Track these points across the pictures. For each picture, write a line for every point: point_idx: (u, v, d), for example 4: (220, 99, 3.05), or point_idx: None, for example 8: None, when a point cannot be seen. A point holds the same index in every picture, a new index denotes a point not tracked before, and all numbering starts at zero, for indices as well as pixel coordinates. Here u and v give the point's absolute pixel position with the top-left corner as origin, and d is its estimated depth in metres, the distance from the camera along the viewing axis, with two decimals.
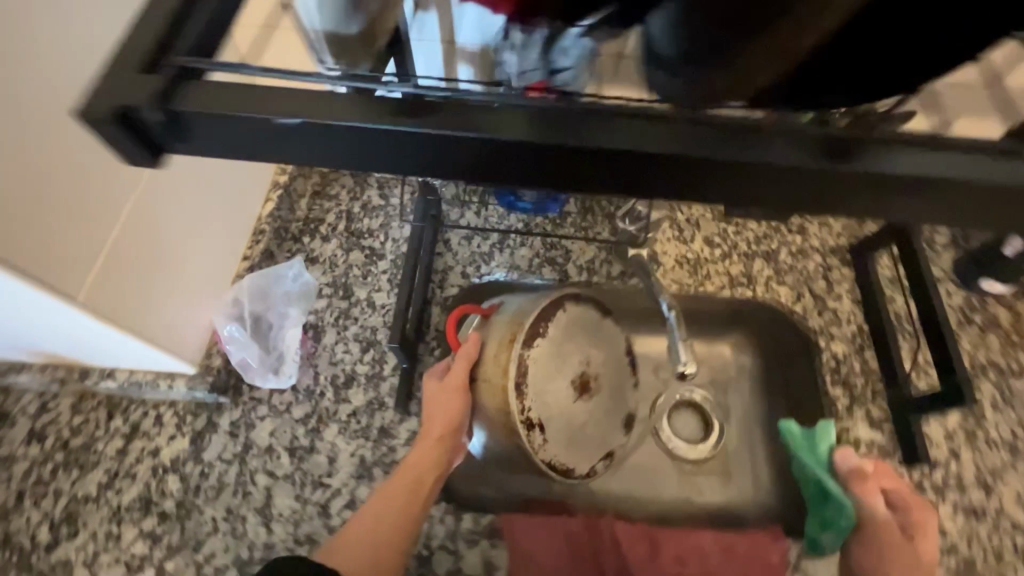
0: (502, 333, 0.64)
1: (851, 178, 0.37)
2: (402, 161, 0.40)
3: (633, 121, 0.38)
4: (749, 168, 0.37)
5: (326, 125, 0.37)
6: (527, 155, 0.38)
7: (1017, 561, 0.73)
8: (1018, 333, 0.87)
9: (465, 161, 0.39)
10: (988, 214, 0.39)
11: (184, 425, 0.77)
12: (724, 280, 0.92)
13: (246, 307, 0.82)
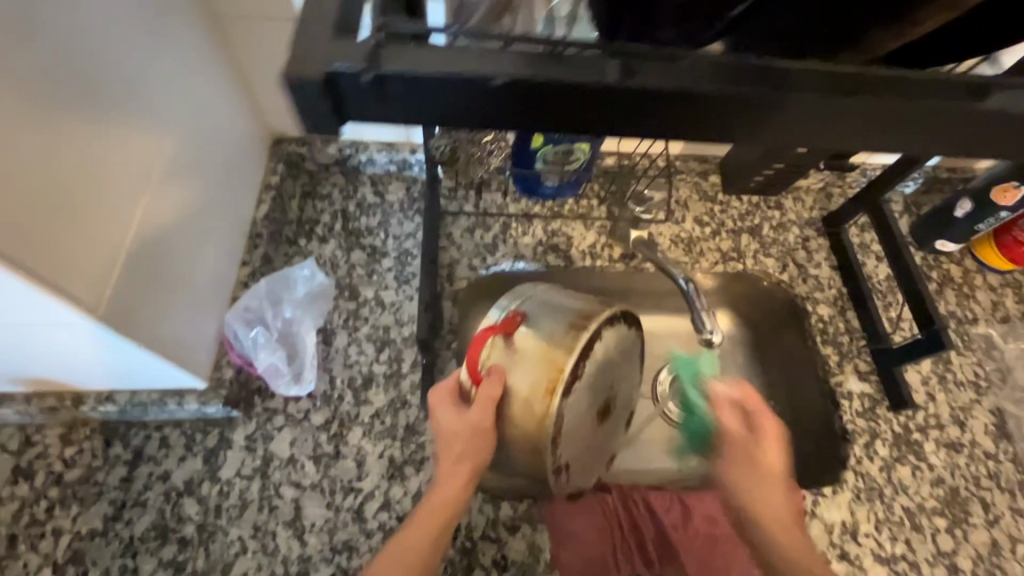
0: (537, 368, 0.58)
1: (969, 121, 0.37)
2: (518, 116, 0.37)
3: (771, 70, 0.37)
4: (880, 110, 0.37)
5: (516, 87, 0.35)
6: (669, 107, 0.36)
7: (993, 485, 0.82)
8: (969, 286, 0.98)
9: (586, 104, 0.36)
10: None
11: (194, 445, 0.73)
12: (716, 257, 0.98)
13: (257, 313, 0.79)
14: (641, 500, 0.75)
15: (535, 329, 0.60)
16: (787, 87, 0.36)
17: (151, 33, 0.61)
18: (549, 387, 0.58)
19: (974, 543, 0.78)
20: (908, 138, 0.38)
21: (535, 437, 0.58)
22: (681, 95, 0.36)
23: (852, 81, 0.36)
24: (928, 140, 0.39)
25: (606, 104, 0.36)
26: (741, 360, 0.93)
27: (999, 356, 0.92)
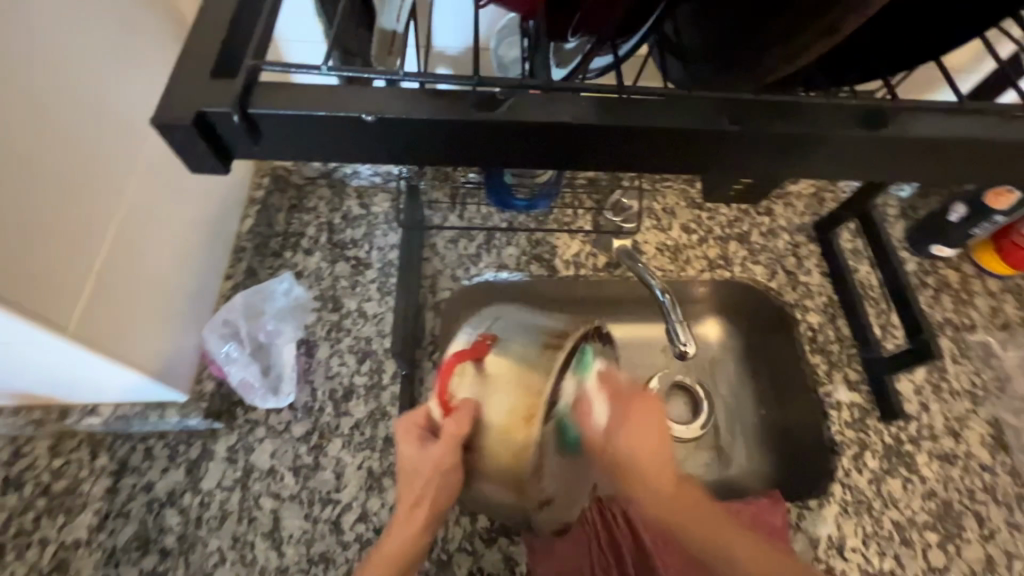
0: (515, 398, 0.53)
1: (867, 146, 0.39)
2: (431, 149, 0.39)
3: (655, 101, 0.38)
4: (781, 135, 0.38)
5: (394, 120, 0.37)
6: (568, 137, 0.38)
7: (988, 498, 0.79)
8: (968, 292, 0.95)
9: (489, 137, 0.38)
10: (1002, 173, 0.42)
11: (178, 456, 0.74)
12: (703, 264, 0.96)
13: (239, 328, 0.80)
14: (620, 512, 0.74)
15: (505, 352, 0.55)
16: (676, 114, 0.38)
17: (115, 63, 0.64)
18: (527, 415, 0.53)
19: (968, 559, 0.75)
20: (808, 162, 0.41)
21: (516, 468, 0.54)
22: (573, 127, 0.37)
23: (739, 109, 0.38)
24: (833, 165, 0.41)
25: (501, 133, 0.38)
26: (732, 370, 0.93)
27: (998, 365, 0.89)
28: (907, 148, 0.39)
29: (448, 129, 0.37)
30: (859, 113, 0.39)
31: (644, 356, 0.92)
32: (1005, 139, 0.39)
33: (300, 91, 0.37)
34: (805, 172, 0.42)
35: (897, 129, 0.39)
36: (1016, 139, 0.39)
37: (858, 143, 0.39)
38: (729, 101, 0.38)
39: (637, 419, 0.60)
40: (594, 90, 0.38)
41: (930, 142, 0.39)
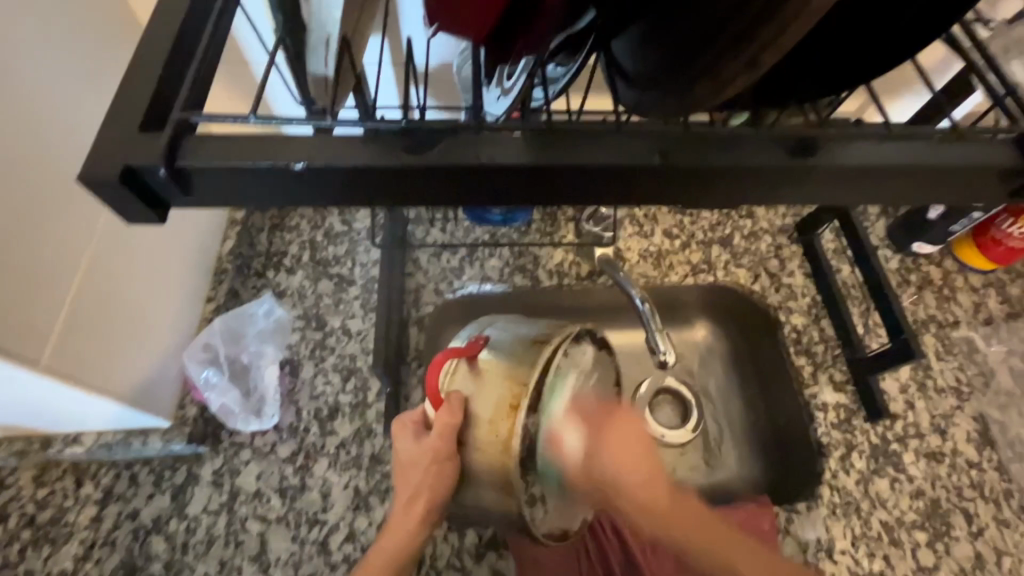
0: (501, 391, 0.55)
1: (796, 175, 0.41)
2: (382, 191, 0.41)
3: (595, 138, 0.40)
4: (713, 170, 0.40)
5: (329, 168, 0.39)
6: (507, 176, 0.40)
7: (976, 495, 0.79)
8: (950, 288, 0.95)
9: (433, 178, 0.40)
10: (941, 196, 0.43)
11: (163, 482, 0.74)
12: (686, 269, 0.97)
13: (220, 351, 0.80)
14: (609, 522, 0.74)
15: (499, 350, 0.57)
16: (607, 152, 0.39)
17: (73, 93, 0.63)
18: (513, 405, 0.54)
19: (957, 558, 0.75)
20: (744, 191, 0.42)
21: (503, 460, 0.54)
22: (507, 168, 0.39)
23: (664, 143, 0.40)
24: (769, 193, 0.43)
25: (442, 175, 0.40)
26: (720, 371, 0.93)
27: (982, 360, 0.89)
28: (839, 176, 0.41)
29: (393, 173, 0.39)
30: (787, 141, 0.40)
31: (631, 362, 0.91)
32: (937, 164, 0.40)
33: (240, 143, 0.39)
34: (743, 200, 0.43)
35: (824, 159, 0.40)
36: (947, 164, 0.40)
37: (787, 172, 0.41)
38: (663, 134, 0.40)
39: (615, 439, 0.53)
40: (529, 129, 0.40)
41: (860, 169, 0.40)
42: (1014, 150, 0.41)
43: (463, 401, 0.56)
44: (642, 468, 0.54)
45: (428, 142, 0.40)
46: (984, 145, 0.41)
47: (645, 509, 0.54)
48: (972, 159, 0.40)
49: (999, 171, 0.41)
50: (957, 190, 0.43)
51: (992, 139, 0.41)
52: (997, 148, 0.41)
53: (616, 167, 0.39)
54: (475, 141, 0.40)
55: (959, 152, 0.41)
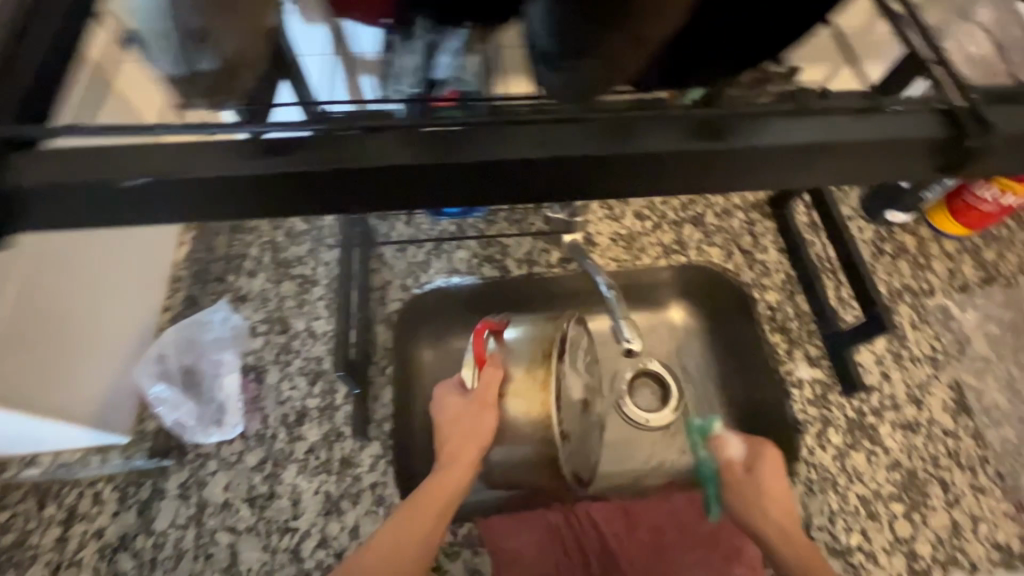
0: (533, 350, 0.70)
1: (709, 157, 0.39)
2: (270, 200, 0.40)
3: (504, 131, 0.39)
4: (622, 160, 0.39)
5: (181, 179, 0.37)
6: (409, 177, 0.39)
7: (952, 463, 0.79)
8: (924, 256, 0.94)
9: (334, 182, 0.39)
10: (871, 177, 0.41)
11: (128, 498, 0.72)
12: (659, 251, 0.94)
13: (174, 362, 0.78)
14: (584, 513, 0.74)
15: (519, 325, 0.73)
16: (513, 146, 0.39)
17: None
18: (545, 354, 0.69)
19: (934, 527, 0.75)
20: (658, 179, 0.41)
21: (542, 397, 0.67)
22: (408, 169, 0.39)
23: (569, 132, 0.39)
24: (691, 179, 0.41)
25: (343, 182, 0.39)
26: (698, 352, 0.91)
27: (957, 328, 0.89)
28: (754, 157, 0.40)
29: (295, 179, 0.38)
30: (699, 121, 0.40)
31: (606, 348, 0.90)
32: (862, 138, 0.39)
33: (143, 155, 0.38)
34: (657, 191, 0.42)
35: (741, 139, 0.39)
36: (878, 139, 0.39)
37: (698, 155, 0.39)
38: (574, 123, 0.39)
39: (771, 471, 0.68)
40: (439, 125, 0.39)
41: (788, 147, 0.39)
42: (938, 124, 0.40)
43: (502, 358, 0.70)
44: (787, 502, 0.66)
45: (330, 147, 0.39)
46: (907, 119, 0.40)
47: (786, 535, 0.64)
48: (905, 132, 0.39)
49: (925, 146, 0.39)
50: (886, 169, 0.41)
51: (913, 114, 0.40)
52: (922, 122, 0.40)
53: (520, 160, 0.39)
54: (375, 146, 0.39)
55: (883, 126, 0.39)
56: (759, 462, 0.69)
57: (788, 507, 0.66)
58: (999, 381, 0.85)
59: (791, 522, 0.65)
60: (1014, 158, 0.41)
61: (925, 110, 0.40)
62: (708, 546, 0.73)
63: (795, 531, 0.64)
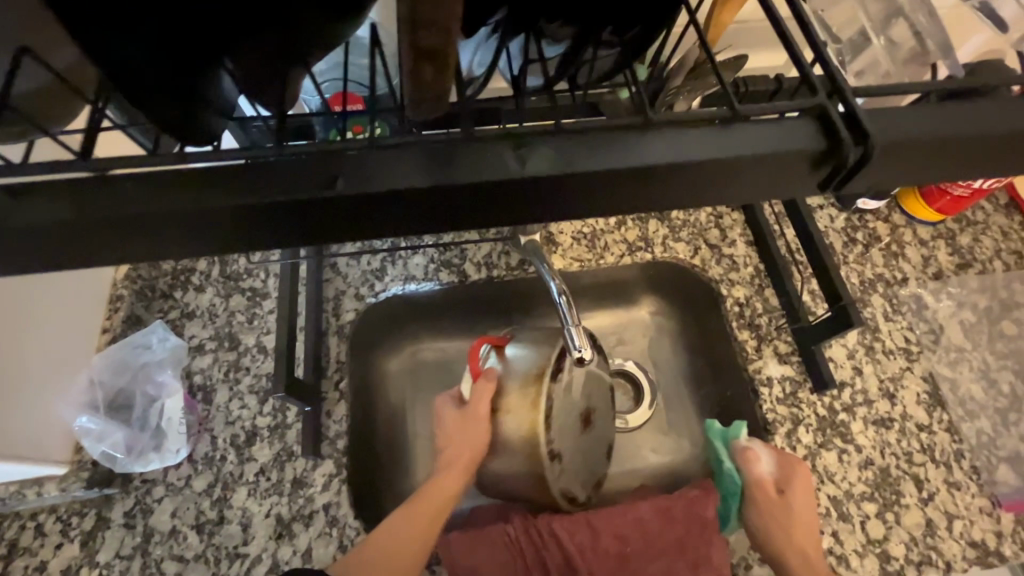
0: (526, 369, 0.67)
1: (603, 178, 0.38)
2: (134, 244, 0.38)
3: (380, 158, 0.38)
4: (504, 186, 0.38)
5: (22, 225, 0.35)
6: (275, 216, 0.37)
7: (926, 459, 0.77)
8: (898, 244, 0.90)
9: (195, 224, 0.37)
10: (758, 188, 0.41)
11: (70, 530, 0.69)
12: (623, 248, 0.90)
13: (104, 392, 0.75)
14: (545, 526, 0.72)
15: (524, 336, 0.70)
16: (389, 176, 0.37)
17: None
18: (538, 374, 0.66)
19: (907, 527, 0.73)
20: (542, 206, 0.40)
21: (529, 418, 0.65)
22: (280, 208, 0.37)
23: (438, 158, 0.38)
24: (576, 203, 0.40)
25: (219, 226, 0.37)
26: (667, 349, 0.92)
27: (931, 317, 0.86)
28: (634, 179, 0.39)
29: (155, 222, 0.36)
30: (585, 141, 0.39)
31: None
32: (739, 156, 0.38)
33: None
34: (544, 217, 0.41)
35: (621, 159, 0.38)
36: (757, 154, 0.38)
37: (575, 180, 0.38)
38: (450, 145, 0.38)
39: (799, 490, 0.71)
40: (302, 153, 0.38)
41: (671, 166, 0.38)
42: (815, 130, 0.40)
43: (496, 375, 0.67)
44: (808, 523, 0.70)
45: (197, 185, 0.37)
46: (782, 128, 0.40)
47: (802, 553, 0.68)
48: (783, 144, 0.39)
49: (805, 155, 0.39)
50: (780, 180, 0.41)
51: (788, 121, 0.40)
52: (798, 128, 0.40)
53: (394, 193, 0.37)
54: (242, 181, 0.37)
55: (761, 138, 0.39)
56: (789, 480, 0.72)
57: (808, 525, 0.70)
58: (975, 371, 0.82)
59: (812, 540, 0.69)
60: (920, 166, 0.41)
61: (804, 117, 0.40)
62: (674, 555, 0.71)
63: (811, 553, 0.68)
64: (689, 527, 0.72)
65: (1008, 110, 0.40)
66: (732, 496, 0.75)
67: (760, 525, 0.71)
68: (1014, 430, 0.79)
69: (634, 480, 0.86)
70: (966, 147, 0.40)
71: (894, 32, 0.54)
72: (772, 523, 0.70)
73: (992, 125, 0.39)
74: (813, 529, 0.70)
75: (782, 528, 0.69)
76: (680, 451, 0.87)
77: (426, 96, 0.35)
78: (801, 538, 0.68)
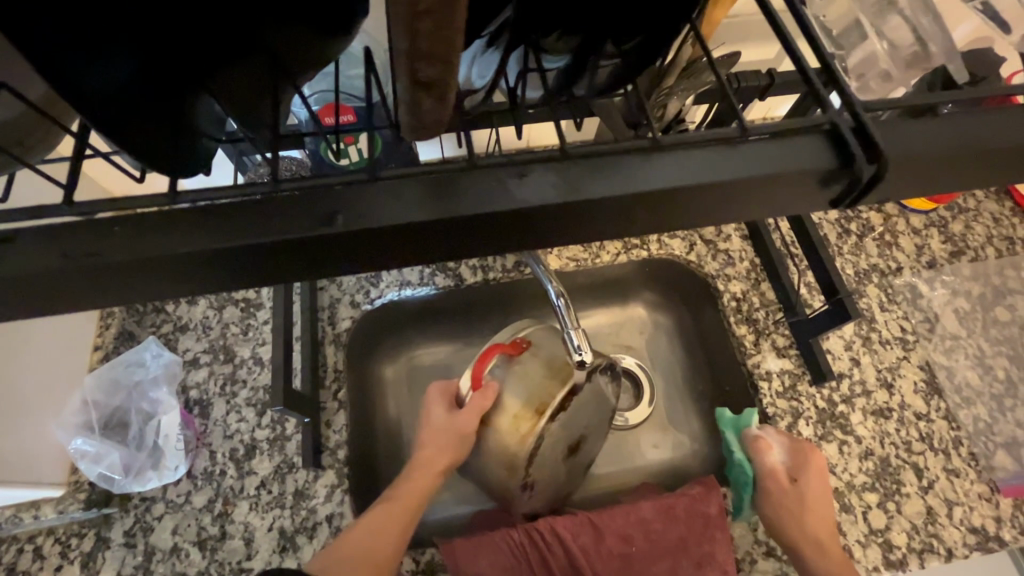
0: (527, 402, 0.65)
1: (614, 204, 0.38)
2: (131, 280, 0.37)
3: (388, 187, 0.37)
4: (513, 214, 0.37)
5: (13, 263, 0.34)
6: (274, 253, 0.37)
7: (925, 447, 0.77)
8: (891, 233, 0.91)
9: (191, 263, 0.36)
10: (764, 207, 0.41)
11: (70, 551, 0.68)
12: (619, 246, 0.89)
13: (99, 413, 0.74)
14: (548, 529, 0.72)
15: (541, 352, 0.67)
16: (399, 209, 0.37)
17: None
18: (537, 410, 0.64)
19: (909, 515, 0.74)
20: (547, 231, 0.39)
21: (514, 448, 0.66)
22: (282, 242, 0.36)
23: (443, 187, 0.37)
24: (588, 225, 0.39)
25: (221, 261, 0.36)
26: (664, 345, 0.93)
27: (926, 306, 0.86)
28: (646, 201, 0.38)
29: (148, 263, 0.35)
30: (593, 165, 0.38)
31: None
32: (748, 176, 0.38)
33: None
34: (550, 241, 0.40)
35: (630, 185, 0.38)
36: (767, 172, 0.38)
37: (586, 206, 0.38)
38: (457, 173, 0.38)
39: (813, 477, 0.72)
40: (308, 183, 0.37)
41: (684, 190, 0.38)
42: (826, 146, 0.39)
43: (496, 391, 0.67)
44: (822, 511, 0.70)
45: (201, 220, 0.36)
46: (791, 145, 0.39)
47: (818, 542, 0.69)
48: (796, 163, 0.39)
49: (817, 173, 0.39)
50: (792, 196, 0.41)
51: (798, 138, 0.40)
52: (811, 146, 0.39)
53: (399, 226, 0.36)
54: (245, 216, 0.36)
55: (769, 157, 0.39)
56: (803, 467, 0.72)
57: (822, 511, 0.71)
58: (970, 358, 0.83)
59: (826, 527, 0.70)
60: (921, 175, 0.41)
61: (810, 131, 0.40)
62: (678, 554, 0.71)
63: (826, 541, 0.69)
64: (693, 524, 0.72)
65: (1008, 120, 0.40)
66: (743, 486, 0.75)
67: (774, 516, 0.72)
68: (1010, 415, 0.80)
69: (636, 477, 0.86)
70: (971, 156, 0.40)
71: (893, 31, 0.55)
72: (787, 514, 0.71)
73: (995, 139, 0.39)
74: (828, 516, 0.71)
75: (798, 516, 0.70)
76: (681, 448, 0.88)
77: (427, 124, 0.34)
78: (816, 525, 0.69)
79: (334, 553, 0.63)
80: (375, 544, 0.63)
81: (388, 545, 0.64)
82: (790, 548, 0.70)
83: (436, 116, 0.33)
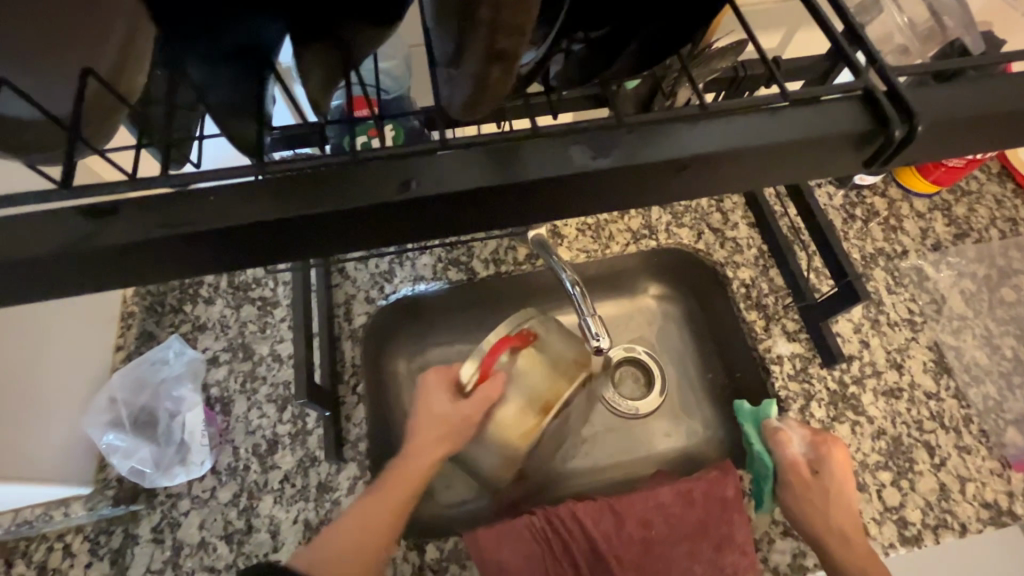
0: (535, 398, 0.70)
1: (648, 168, 0.39)
2: (175, 259, 0.38)
3: (429, 163, 0.38)
4: (551, 183, 0.38)
5: (65, 252, 0.35)
6: (319, 229, 0.38)
7: (936, 426, 0.79)
8: (896, 218, 0.92)
9: (239, 241, 0.38)
10: (789, 172, 0.42)
11: (99, 548, 0.69)
12: (627, 237, 0.91)
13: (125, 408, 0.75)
14: (568, 516, 0.73)
15: (548, 348, 0.72)
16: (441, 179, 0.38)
17: None
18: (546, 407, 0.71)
19: (922, 493, 0.75)
20: (576, 202, 0.41)
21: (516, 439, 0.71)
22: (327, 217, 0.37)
23: (482, 162, 0.38)
24: (624, 191, 0.41)
25: (267, 232, 0.38)
26: (676, 334, 0.94)
27: (932, 288, 0.87)
28: (682, 164, 0.39)
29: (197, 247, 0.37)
30: (633, 133, 0.39)
31: None
32: (790, 138, 0.39)
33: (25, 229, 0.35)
34: (583, 212, 0.42)
35: (667, 153, 0.39)
36: (799, 137, 0.39)
37: (635, 172, 0.39)
38: (502, 141, 0.39)
39: (841, 472, 0.73)
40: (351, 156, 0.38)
41: (720, 154, 0.39)
42: (860, 109, 0.41)
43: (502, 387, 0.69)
44: (848, 510, 0.71)
45: (250, 194, 0.37)
46: (829, 111, 0.40)
47: (845, 537, 0.69)
48: (823, 127, 0.40)
49: (851, 133, 0.40)
50: (815, 164, 0.42)
51: (832, 103, 0.41)
52: (845, 110, 0.40)
53: (441, 195, 0.38)
54: (293, 190, 0.37)
55: (799, 121, 0.40)
56: (825, 461, 0.74)
57: (846, 506, 0.72)
58: (978, 339, 0.84)
59: (851, 521, 0.71)
60: (936, 144, 0.42)
61: (843, 99, 0.41)
62: (696, 539, 0.73)
63: (852, 534, 0.70)
64: (711, 509, 0.74)
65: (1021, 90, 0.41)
66: (764, 478, 0.77)
67: (798, 511, 0.73)
68: (1018, 393, 0.81)
69: (651, 463, 0.87)
70: (984, 126, 0.41)
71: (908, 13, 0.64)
72: (810, 508, 0.72)
73: (1011, 109, 0.41)
74: (852, 510, 0.72)
75: (821, 508, 0.71)
76: (695, 434, 0.89)
77: (482, 101, 0.35)
78: (841, 519, 0.70)
79: (328, 539, 0.61)
80: (362, 535, 0.61)
81: (384, 529, 0.62)
82: (816, 544, 0.70)
83: (484, 90, 0.34)
